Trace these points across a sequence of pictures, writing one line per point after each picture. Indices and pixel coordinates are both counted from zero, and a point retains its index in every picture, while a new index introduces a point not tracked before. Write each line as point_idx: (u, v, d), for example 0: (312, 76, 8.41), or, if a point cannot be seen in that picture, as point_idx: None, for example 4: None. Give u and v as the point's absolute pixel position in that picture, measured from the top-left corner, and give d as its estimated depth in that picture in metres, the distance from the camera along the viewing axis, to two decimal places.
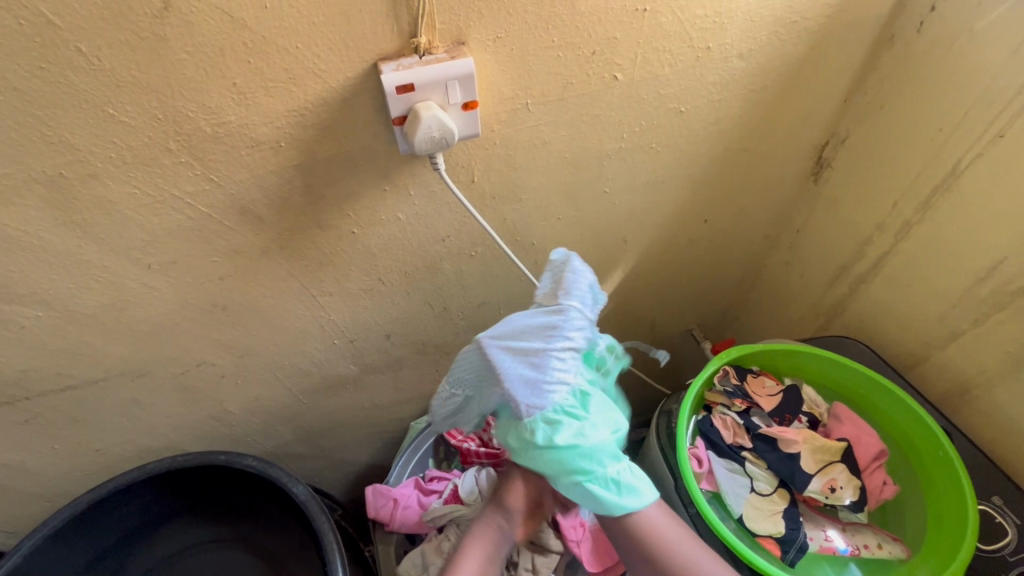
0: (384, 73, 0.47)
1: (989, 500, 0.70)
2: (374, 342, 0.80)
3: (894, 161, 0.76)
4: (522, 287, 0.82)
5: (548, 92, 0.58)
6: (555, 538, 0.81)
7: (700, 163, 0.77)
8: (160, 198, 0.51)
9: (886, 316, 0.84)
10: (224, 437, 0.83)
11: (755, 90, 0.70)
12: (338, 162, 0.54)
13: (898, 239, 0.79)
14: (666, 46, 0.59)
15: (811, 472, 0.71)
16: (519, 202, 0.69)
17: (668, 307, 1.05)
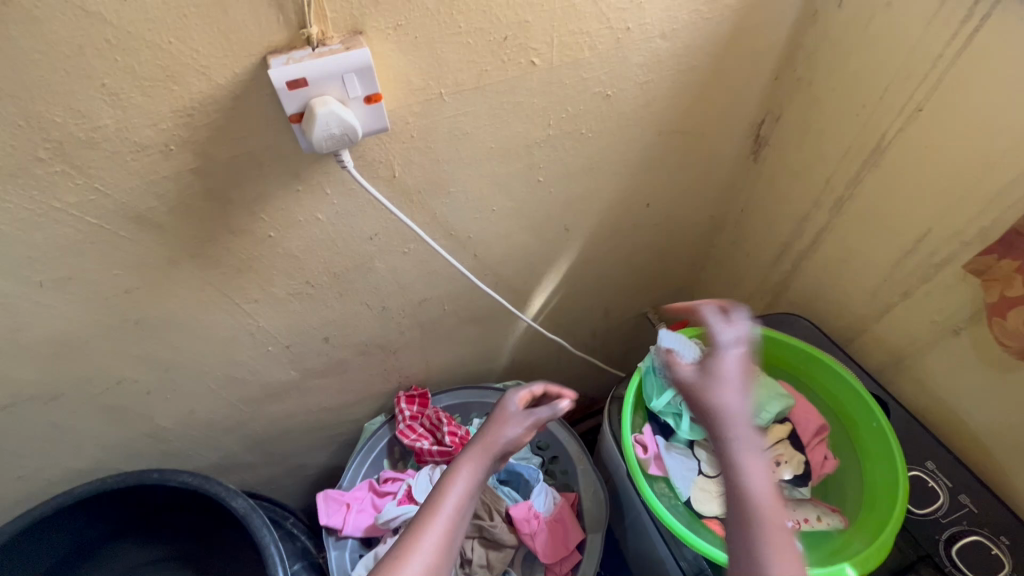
0: (272, 68, 0.44)
1: (923, 465, 0.72)
2: (311, 346, 0.78)
3: (825, 138, 0.76)
4: (463, 281, 0.81)
5: (462, 81, 0.55)
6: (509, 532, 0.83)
7: (634, 147, 0.76)
8: (39, 211, 0.47)
9: (826, 290, 0.86)
10: (162, 453, 0.80)
11: (683, 71, 0.69)
12: (240, 163, 0.51)
13: (833, 215, 0.80)
14: (583, 29, 0.57)
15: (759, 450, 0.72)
16: (447, 195, 0.66)
17: (619, 291, 1.06)
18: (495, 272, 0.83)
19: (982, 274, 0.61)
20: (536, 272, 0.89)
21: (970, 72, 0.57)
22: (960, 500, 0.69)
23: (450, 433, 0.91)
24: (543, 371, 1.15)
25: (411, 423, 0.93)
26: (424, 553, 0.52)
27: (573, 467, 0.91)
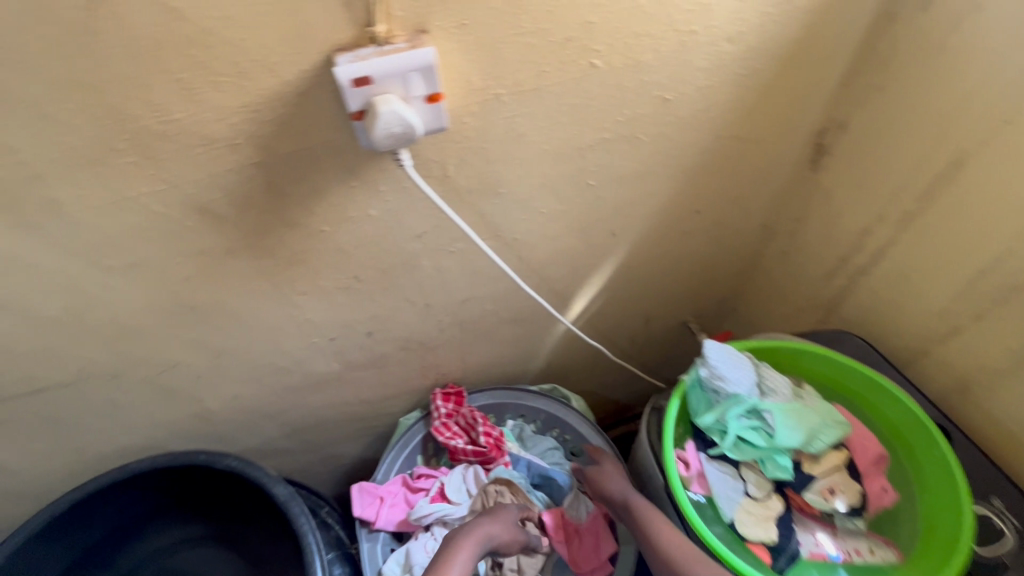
0: (338, 65, 0.44)
1: (988, 503, 0.68)
2: (355, 339, 0.79)
3: (897, 148, 0.72)
4: (506, 282, 0.81)
5: (521, 81, 0.55)
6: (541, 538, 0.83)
7: (689, 152, 0.74)
8: (113, 199, 0.49)
9: (887, 309, 0.81)
10: (208, 435, 0.83)
11: (746, 75, 0.66)
12: (300, 158, 0.52)
13: (899, 230, 0.76)
14: (647, 31, 0.56)
15: (813, 473, 0.70)
16: (497, 196, 0.66)
17: (661, 298, 1.03)
18: (537, 274, 0.82)
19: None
20: (579, 276, 0.88)
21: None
22: None
23: (485, 434, 0.91)
24: (579, 376, 1.14)
25: (446, 421, 0.93)
26: None
27: None
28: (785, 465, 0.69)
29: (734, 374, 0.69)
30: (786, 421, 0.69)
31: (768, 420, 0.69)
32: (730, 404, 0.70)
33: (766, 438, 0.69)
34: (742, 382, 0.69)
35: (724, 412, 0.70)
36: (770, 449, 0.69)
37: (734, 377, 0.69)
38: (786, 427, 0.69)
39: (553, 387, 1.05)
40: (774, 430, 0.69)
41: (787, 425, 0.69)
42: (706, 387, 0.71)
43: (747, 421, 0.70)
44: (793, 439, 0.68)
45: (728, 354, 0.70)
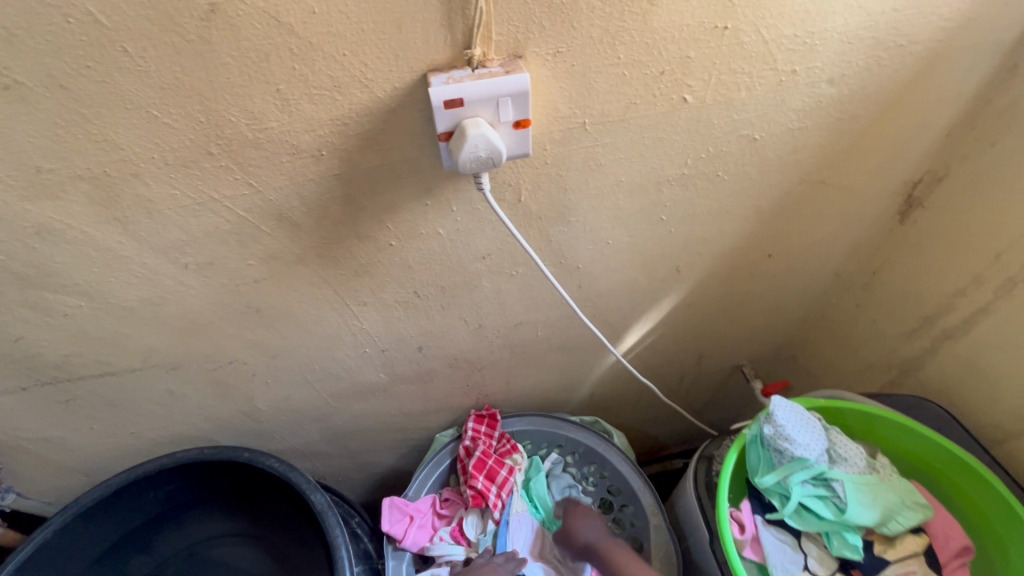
0: (432, 86, 0.44)
1: None
2: (405, 352, 0.78)
3: (1006, 209, 0.66)
4: (562, 309, 0.79)
5: (608, 112, 0.53)
6: None
7: (770, 194, 0.70)
8: (199, 200, 0.50)
9: (975, 380, 0.75)
10: (252, 431, 0.84)
11: (843, 120, 0.62)
12: (379, 174, 0.52)
13: (998, 297, 0.69)
14: (745, 68, 0.53)
15: (888, 559, 0.64)
16: (567, 223, 0.64)
17: (717, 340, 0.99)
18: (594, 304, 0.80)
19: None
20: (636, 310, 0.85)
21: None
22: None
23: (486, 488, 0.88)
24: (621, 410, 1.10)
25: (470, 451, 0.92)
26: None
27: (645, 522, 0.87)
28: (857, 544, 0.63)
29: (803, 437, 0.64)
30: (858, 495, 0.63)
31: (838, 490, 0.64)
32: (796, 469, 0.65)
33: (836, 511, 0.64)
34: (812, 446, 0.64)
35: (791, 477, 0.65)
36: (838, 523, 0.64)
37: (803, 440, 0.64)
38: (858, 502, 0.63)
39: (595, 419, 1.01)
40: (845, 502, 0.63)
41: (860, 500, 0.63)
42: (769, 445, 0.66)
43: (815, 489, 0.65)
44: (866, 515, 0.63)
45: (797, 413, 0.66)
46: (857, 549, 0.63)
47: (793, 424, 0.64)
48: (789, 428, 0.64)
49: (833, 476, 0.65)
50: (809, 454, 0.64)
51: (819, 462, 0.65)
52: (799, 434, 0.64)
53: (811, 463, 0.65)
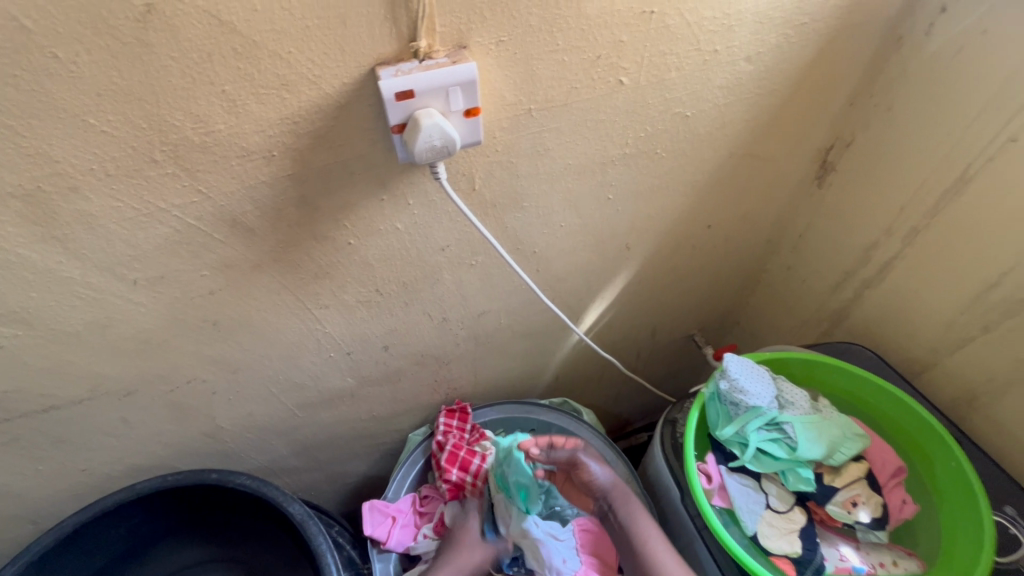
0: (382, 79, 0.44)
1: (1003, 511, 0.70)
2: (370, 353, 0.78)
3: (904, 166, 0.75)
4: (523, 295, 0.81)
5: (552, 97, 0.56)
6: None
7: (704, 168, 0.75)
8: (145, 211, 0.48)
9: (894, 321, 0.84)
10: (216, 452, 0.80)
11: (762, 94, 0.68)
12: (333, 171, 0.52)
13: (906, 244, 0.78)
14: (673, 50, 0.57)
15: (836, 486, 0.70)
16: (521, 209, 0.67)
17: (669, 311, 1.04)
18: (552, 287, 0.83)
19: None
20: (592, 289, 0.88)
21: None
22: None
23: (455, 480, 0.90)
24: (586, 390, 1.14)
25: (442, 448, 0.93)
26: None
27: None
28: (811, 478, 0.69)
29: (754, 387, 0.70)
30: (807, 433, 0.70)
31: (789, 432, 0.70)
32: (751, 417, 0.70)
33: (789, 451, 0.69)
34: (763, 395, 0.70)
35: (746, 425, 0.70)
36: (792, 461, 0.70)
37: (755, 389, 0.70)
38: (808, 440, 0.69)
39: (563, 400, 1.04)
40: (796, 441, 0.69)
41: (809, 437, 0.70)
42: (725, 399, 0.72)
43: (770, 433, 0.70)
44: (816, 451, 0.69)
45: (747, 366, 0.71)
46: (812, 483, 0.69)
47: (744, 376, 0.70)
48: (741, 379, 0.70)
49: (784, 420, 0.71)
50: (761, 403, 0.70)
51: (771, 408, 0.71)
52: (751, 385, 0.70)
53: (764, 409, 0.70)
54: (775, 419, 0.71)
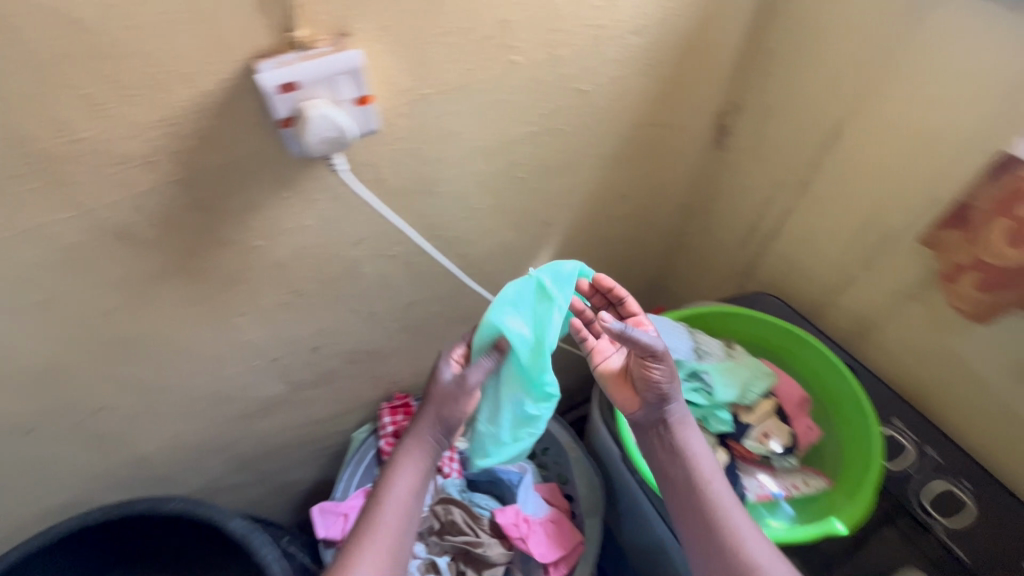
0: (262, 72, 0.43)
1: (893, 424, 0.80)
2: (299, 355, 0.77)
3: (787, 124, 0.81)
4: (450, 280, 0.82)
5: (448, 81, 0.56)
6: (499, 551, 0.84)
7: (609, 140, 0.78)
8: (17, 230, 0.45)
9: (794, 267, 0.92)
10: (145, 479, 0.77)
11: (654, 65, 0.71)
12: (227, 173, 0.50)
13: (797, 195, 0.85)
14: (562, 27, 0.59)
15: (750, 422, 0.77)
16: (433, 195, 0.67)
17: (597, 282, 1.09)
18: (479, 270, 0.84)
19: (929, 244, 0.71)
20: (519, 268, 0.90)
21: (926, 49, 0.63)
22: (926, 451, 0.77)
23: None
24: None
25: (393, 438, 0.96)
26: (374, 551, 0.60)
27: (565, 458, 0.95)
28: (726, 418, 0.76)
29: (673, 343, 0.74)
30: (721, 378, 0.76)
31: (707, 380, 0.76)
32: None
33: (707, 397, 0.76)
34: (682, 350, 0.75)
35: None
36: (710, 406, 0.76)
37: (674, 345, 0.74)
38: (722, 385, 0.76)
39: None
40: (713, 387, 0.75)
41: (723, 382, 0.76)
42: None
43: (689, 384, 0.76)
44: (729, 394, 0.76)
45: (665, 323, 0.76)
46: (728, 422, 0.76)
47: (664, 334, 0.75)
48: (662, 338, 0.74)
49: (701, 369, 0.76)
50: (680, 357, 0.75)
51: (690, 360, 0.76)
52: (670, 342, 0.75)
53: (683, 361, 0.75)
54: (693, 369, 0.76)
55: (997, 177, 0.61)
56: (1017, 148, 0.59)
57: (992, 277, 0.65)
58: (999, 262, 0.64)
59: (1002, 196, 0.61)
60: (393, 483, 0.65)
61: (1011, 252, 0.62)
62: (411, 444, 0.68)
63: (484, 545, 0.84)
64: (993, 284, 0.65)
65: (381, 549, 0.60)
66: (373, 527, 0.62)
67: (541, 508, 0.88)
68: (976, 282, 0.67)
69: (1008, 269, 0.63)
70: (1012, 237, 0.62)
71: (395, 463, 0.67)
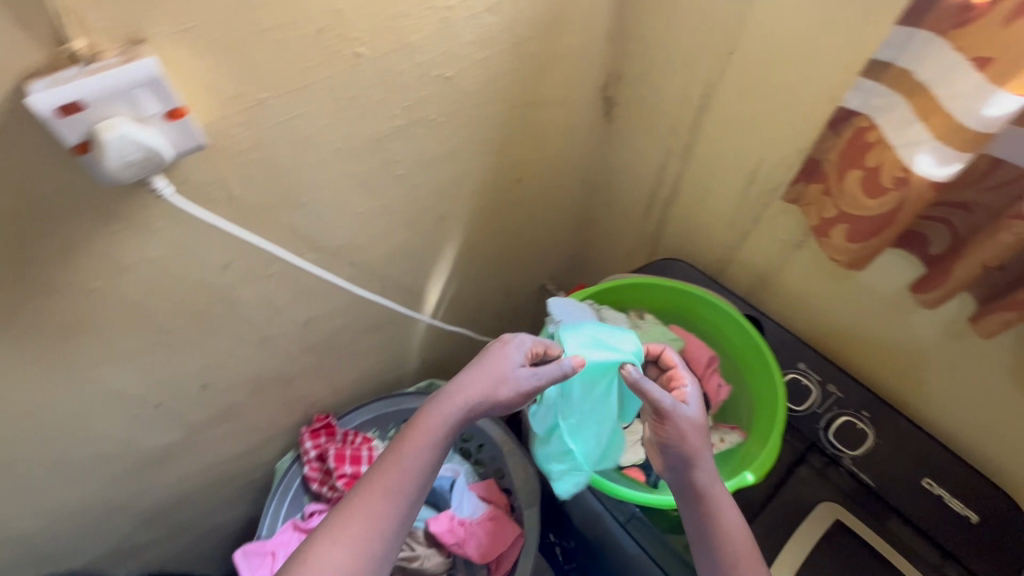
0: (32, 94, 0.37)
1: (798, 367, 0.84)
2: (186, 397, 0.71)
3: (664, 92, 0.82)
4: (346, 291, 0.77)
5: (284, 82, 0.51)
6: (440, 558, 0.86)
7: (490, 125, 0.76)
8: None
9: (695, 230, 0.94)
10: (30, 547, 0.71)
11: (519, 43, 0.69)
12: (28, 213, 0.45)
13: (685, 160, 0.87)
14: (404, 11, 0.55)
15: None
16: (302, 206, 0.62)
17: (513, 269, 1.07)
18: (378, 276, 0.80)
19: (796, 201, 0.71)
20: (424, 268, 0.87)
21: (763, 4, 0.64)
22: (828, 389, 0.81)
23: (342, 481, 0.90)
24: (457, 362, 1.15)
25: (316, 463, 0.91)
26: (367, 522, 0.57)
27: (500, 452, 0.93)
28: None
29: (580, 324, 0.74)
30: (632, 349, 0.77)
31: None
32: None
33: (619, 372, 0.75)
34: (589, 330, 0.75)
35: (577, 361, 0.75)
36: None
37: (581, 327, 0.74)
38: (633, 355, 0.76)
39: (431, 382, 1.04)
40: None
41: None
42: None
43: None
44: None
45: (570, 305, 0.76)
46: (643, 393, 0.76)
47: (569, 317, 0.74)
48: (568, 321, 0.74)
49: None
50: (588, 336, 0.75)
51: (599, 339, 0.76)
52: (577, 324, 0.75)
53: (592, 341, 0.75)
54: None
55: (837, 129, 0.62)
56: (848, 100, 0.59)
57: (858, 228, 0.61)
58: (861, 213, 0.60)
59: (850, 146, 0.60)
60: (405, 454, 0.60)
61: (872, 201, 0.59)
62: (429, 424, 0.61)
63: (420, 558, 0.85)
64: (861, 235, 0.61)
65: (375, 514, 0.57)
66: (377, 484, 0.59)
67: (479, 508, 0.88)
68: (845, 235, 0.64)
69: (870, 219, 0.60)
70: (867, 185, 0.59)
71: (420, 424, 0.61)
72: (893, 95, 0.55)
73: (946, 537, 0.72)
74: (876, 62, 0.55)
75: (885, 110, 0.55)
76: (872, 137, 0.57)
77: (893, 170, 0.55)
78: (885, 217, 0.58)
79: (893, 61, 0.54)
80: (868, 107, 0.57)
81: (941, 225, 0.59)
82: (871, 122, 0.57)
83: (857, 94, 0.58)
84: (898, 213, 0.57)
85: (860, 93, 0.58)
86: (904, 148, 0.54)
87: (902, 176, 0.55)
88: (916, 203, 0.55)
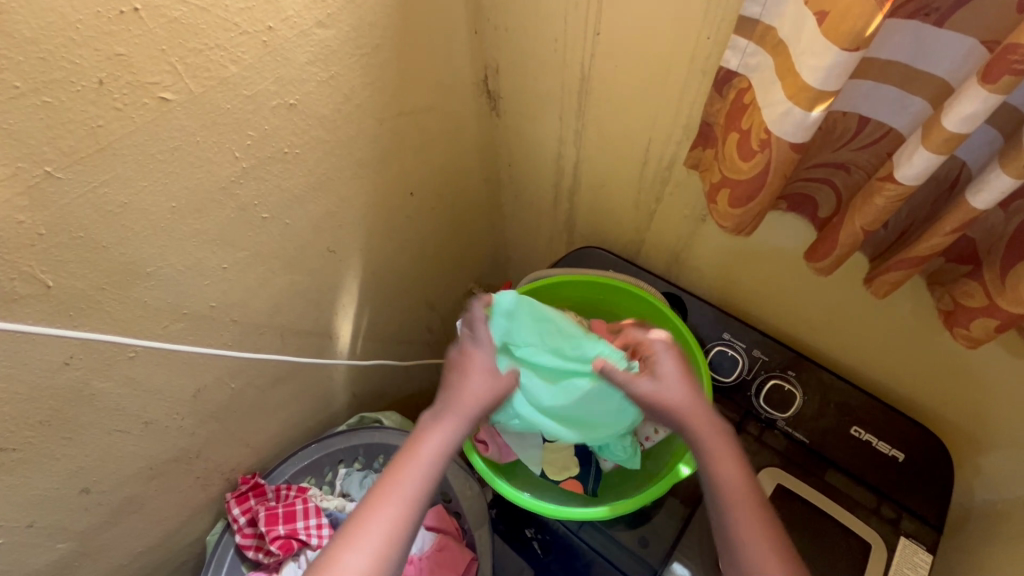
0: None
1: (722, 338, 0.83)
2: (65, 507, 0.62)
3: (543, 80, 0.77)
4: (236, 350, 0.70)
5: (71, 150, 0.43)
6: None
7: (360, 145, 0.69)
8: None
9: (604, 214, 0.91)
10: None
11: (368, 54, 0.62)
12: None
13: (579, 145, 0.83)
14: (209, 43, 0.47)
15: None
16: (148, 277, 0.55)
17: (432, 281, 1.02)
18: (270, 327, 0.73)
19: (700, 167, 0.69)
20: (325, 304, 0.80)
21: None
22: (754, 354, 0.82)
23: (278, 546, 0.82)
24: (392, 386, 1.10)
25: (246, 529, 0.84)
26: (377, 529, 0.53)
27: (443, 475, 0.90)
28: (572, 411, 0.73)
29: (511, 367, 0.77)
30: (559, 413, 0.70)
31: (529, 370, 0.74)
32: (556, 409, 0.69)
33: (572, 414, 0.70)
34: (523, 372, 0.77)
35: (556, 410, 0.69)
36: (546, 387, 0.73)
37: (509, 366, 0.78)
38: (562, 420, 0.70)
39: (362, 415, 0.99)
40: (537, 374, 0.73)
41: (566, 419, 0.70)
42: None
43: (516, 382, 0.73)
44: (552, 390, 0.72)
45: None
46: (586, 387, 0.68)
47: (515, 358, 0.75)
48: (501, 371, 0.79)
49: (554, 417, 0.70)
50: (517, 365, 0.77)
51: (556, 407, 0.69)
52: None
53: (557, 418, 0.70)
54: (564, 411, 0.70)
55: (722, 91, 0.60)
56: (727, 61, 0.56)
57: (736, 193, 0.57)
58: (736, 177, 0.56)
59: (730, 109, 0.57)
60: (411, 454, 0.58)
61: (744, 164, 0.54)
62: (434, 423, 0.60)
63: None
64: (740, 199, 0.57)
65: (391, 520, 0.53)
66: (387, 492, 0.55)
67: (427, 540, 0.85)
68: (729, 200, 0.58)
69: (747, 183, 0.55)
70: (740, 148, 0.54)
71: (423, 429, 0.60)
72: (762, 53, 0.52)
73: (877, 479, 0.73)
74: (743, 20, 0.52)
75: (757, 70, 0.53)
76: (747, 99, 0.54)
77: (759, 133, 0.51)
78: (759, 179, 0.54)
79: (759, 17, 0.51)
80: (745, 68, 0.55)
81: (823, 185, 0.60)
82: (748, 83, 0.54)
83: (734, 53, 0.55)
84: (771, 176, 0.53)
85: (737, 53, 0.55)
86: (766, 110, 0.50)
87: (766, 139, 0.50)
88: (784, 164, 0.51)
